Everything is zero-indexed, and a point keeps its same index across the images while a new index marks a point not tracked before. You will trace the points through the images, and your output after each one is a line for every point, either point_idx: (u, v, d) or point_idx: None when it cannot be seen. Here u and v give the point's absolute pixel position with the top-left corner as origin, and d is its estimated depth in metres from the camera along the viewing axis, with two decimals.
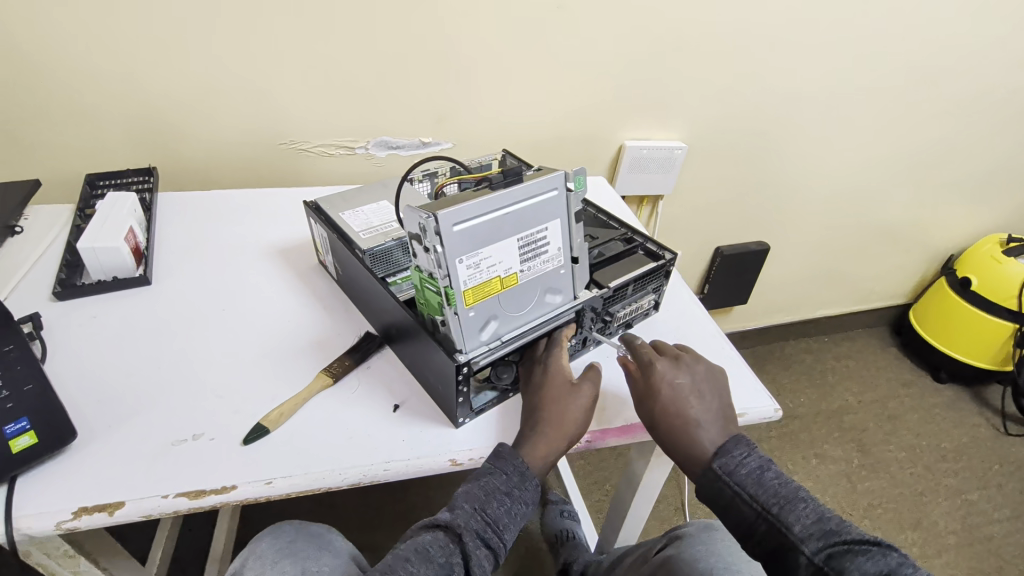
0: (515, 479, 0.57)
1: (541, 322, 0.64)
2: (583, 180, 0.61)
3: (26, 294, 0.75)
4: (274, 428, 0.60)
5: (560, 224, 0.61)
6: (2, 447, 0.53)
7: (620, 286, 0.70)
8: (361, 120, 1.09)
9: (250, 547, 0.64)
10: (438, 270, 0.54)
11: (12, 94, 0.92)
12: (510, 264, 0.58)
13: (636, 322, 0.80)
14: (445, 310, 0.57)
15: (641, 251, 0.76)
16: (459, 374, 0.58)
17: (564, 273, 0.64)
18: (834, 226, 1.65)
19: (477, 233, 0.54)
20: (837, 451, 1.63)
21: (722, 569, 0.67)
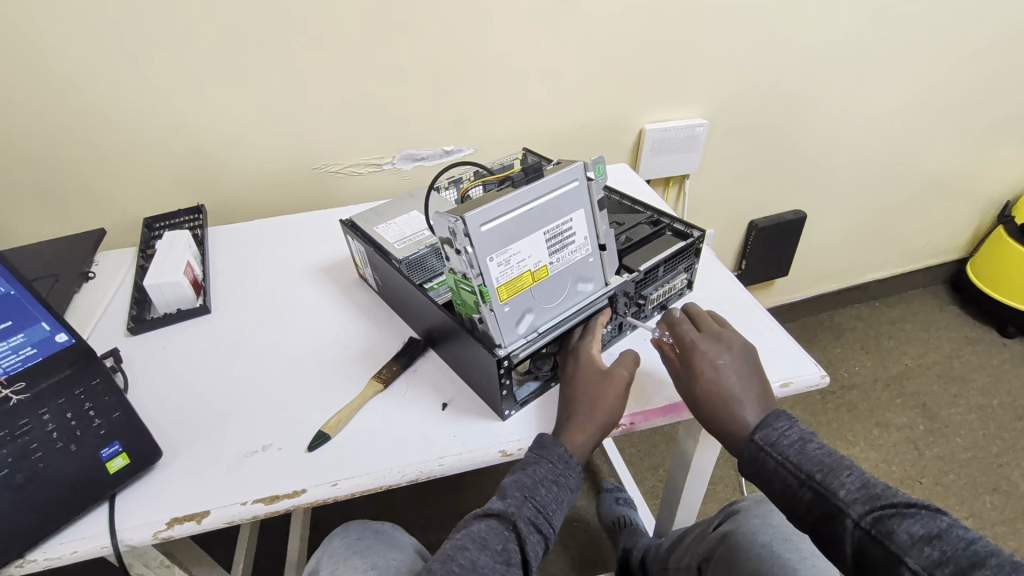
0: (560, 466, 0.59)
1: (574, 311, 0.66)
2: (602, 168, 0.62)
3: (105, 332, 0.83)
4: (335, 434, 0.65)
5: (585, 214, 0.62)
6: (101, 469, 0.60)
7: (651, 268, 0.72)
8: (385, 136, 1.14)
9: (323, 546, 0.68)
10: (470, 271, 0.56)
11: (73, 153, 1.01)
12: (539, 258, 0.60)
13: (671, 303, 0.80)
14: (482, 308, 0.59)
15: (669, 232, 0.77)
16: (500, 367, 0.61)
17: (593, 261, 0.66)
18: (874, 185, 1.59)
19: (505, 231, 0.56)
20: (900, 418, 1.56)
21: (782, 540, 0.68)
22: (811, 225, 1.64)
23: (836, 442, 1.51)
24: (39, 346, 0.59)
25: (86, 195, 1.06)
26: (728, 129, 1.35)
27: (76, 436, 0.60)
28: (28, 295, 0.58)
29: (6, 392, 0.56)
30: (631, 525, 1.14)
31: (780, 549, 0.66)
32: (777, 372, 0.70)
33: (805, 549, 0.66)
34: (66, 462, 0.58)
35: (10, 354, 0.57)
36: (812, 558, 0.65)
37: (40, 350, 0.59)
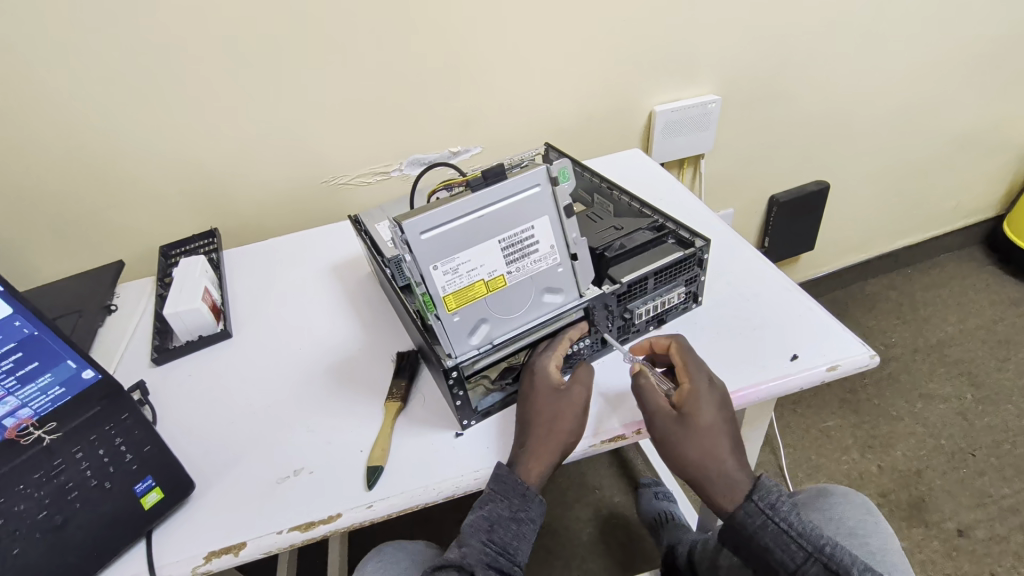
0: (517, 502, 0.57)
1: (537, 323, 0.63)
2: (568, 173, 0.58)
3: (129, 364, 0.82)
4: (384, 464, 0.62)
5: (549, 221, 0.59)
6: (136, 504, 0.59)
7: (638, 280, 0.66)
8: (391, 143, 1.12)
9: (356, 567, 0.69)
10: (413, 277, 0.55)
11: (85, 188, 1.01)
12: (494, 267, 0.58)
13: (671, 317, 0.74)
14: (429, 315, 0.58)
15: (671, 239, 0.72)
16: (448, 378, 0.59)
17: (563, 271, 0.62)
18: (899, 148, 1.52)
19: (451, 238, 0.54)
20: (945, 388, 1.50)
21: (845, 535, 0.60)
22: (835, 195, 1.58)
23: (879, 418, 1.45)
24: (66, 385, 0.58)
25: (101, 229, 1.06)
26: (741, 104, 1.30)
27: (109, 472, 0.59)
28: (54, 336, 0.56)
29: (37, 433, 0.55)
30: (673, 520, 1.11)
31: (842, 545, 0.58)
32: (822, 355, 0.67)
33: (872, 545, 0.58)
34: (102, 500, 0.58)
35: (38, 395, 0.56)
36: (879, 555, 0.57)
37: (68, 389, 0.58)
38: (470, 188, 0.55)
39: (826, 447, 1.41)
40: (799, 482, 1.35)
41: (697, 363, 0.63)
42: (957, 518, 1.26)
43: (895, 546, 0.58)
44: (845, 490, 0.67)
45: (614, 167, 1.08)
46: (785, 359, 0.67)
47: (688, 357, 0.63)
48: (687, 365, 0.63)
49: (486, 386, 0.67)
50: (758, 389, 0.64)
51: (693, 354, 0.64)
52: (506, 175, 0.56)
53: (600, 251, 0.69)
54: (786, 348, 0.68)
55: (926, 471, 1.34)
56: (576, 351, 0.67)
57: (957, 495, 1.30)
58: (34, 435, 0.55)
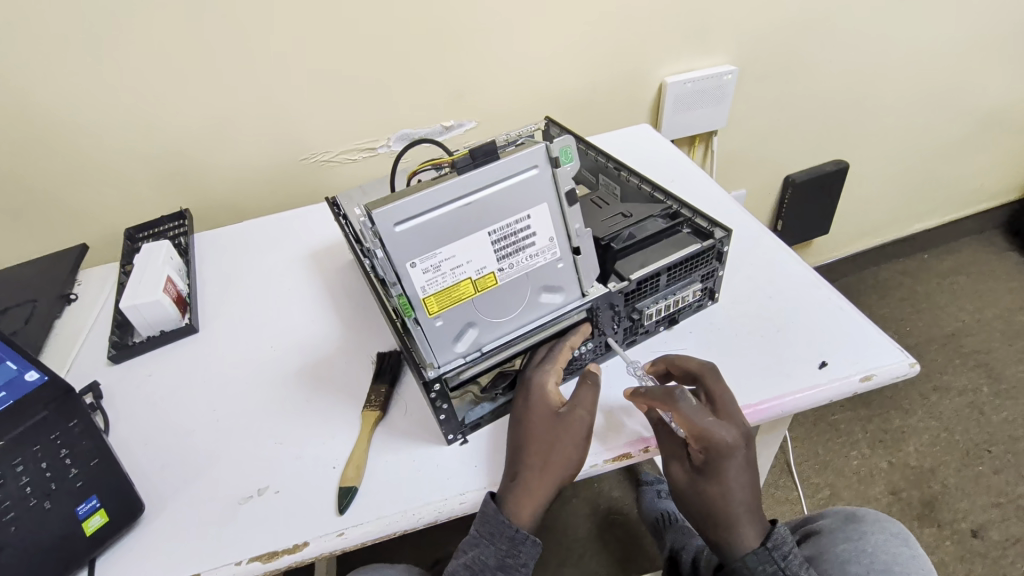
0: (503, 548, 0.52)
1: (533, 326, 0.55)
2: (571, 153, 0.49)
3: (84, 363, 0.75)
4: (359, 484, 0.55)
5: (548, 210, 0.50)
6: (76, 529, 0.52)
7: (649, 276, 0.58)
8: (377, 116, 1.02)
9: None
10: (387, 277, 0.47)
11: (39, 163, 0.91)
12: (483, 263, 0.49)
13: (685, 317, 0.66)
14: (407, 320, 0.50)
15: (687, 229, 0.63)
16: (429, 391, 0.51)
17: (563, 267, 0.54)
18: (926, 126, 1.42)
19: (431, 231, 0.46)
20: (961, 381, 1.43)
21: (881, 573, 0.54)
22: (854, 175, 1.48)
23: (891, 412, 1.39)
24: (7, 389, 0.52)
25: (60, 208, 0.97)
26: (759, 75, 1.19)
27: (52, 489, 0.52)
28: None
29: None
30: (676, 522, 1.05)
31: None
32: (855, 362, 0.59)
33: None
34: (43, 524, 0.50)
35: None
36: None
37: (9, 393, 0.52)
38: (455, 170, 0.47)
39: (836, 441, 1.35)
40: (806, 479, 1.29)
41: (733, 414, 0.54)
42: (971, 518, 1.21)
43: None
44: (876, 515, 0.61)
45: (621, 144, 0.98)
46: (813, 367, 0.59)
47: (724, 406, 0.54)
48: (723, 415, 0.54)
49: (475, 394, 0.59)
50: (782, 400, 0.57)
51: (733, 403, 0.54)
52: (498, 154, 0.47)
53: (606, 242, 0.60)
54: (813, 353, 0.60)
55: (940, 469, 1.28)
56: (577, 356, 0.60)
57: (972, 494, 1.24)
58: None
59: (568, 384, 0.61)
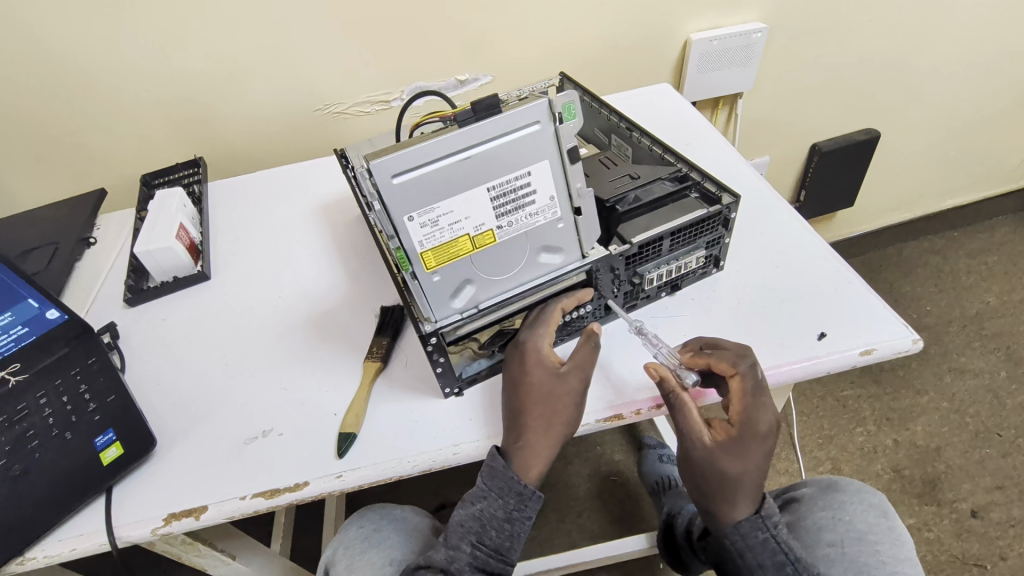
0: (512, 502, 0.53)
1: (531, 285, 0.55)
2: (574, 109, 0.48)
3: (103, 304, 0.77)
4: (358, 431, 0.57)
5: (549, 167, 0.49)
6: (94, 460, 0.55)
7: (652, 240, 0.57)
8: (390, 67, 1.00)
9: (338, 538, 0.73)
10: (384, 230, 0.47)
11: (56, 106, 0.92)
12: (481, 220, 0.49)
13: (687, 283, 0.65)
14: (405, 274, 0.50)
15: (695, 193, 0.62)
16: (426, 344, 0.53)
17: (563, 227, 0.53)
18: (967, 95, 1.34)
19: (429, 185, 0.46)
20: (978, 363, 1.40)
21: (855, 541, 0.58)
22: (886, 146, 1.41)
23: (902, 391, 1.37)
24: (28, 325, 0.56)
25: (78, 153, 0.98)
26: (789, 35, 1.13)
27: (72, 422, 0.56)
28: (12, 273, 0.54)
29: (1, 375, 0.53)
30: (674, 487, 1.07)
31: (851, 552, 0.57)
32: (856, 336, 0.58)
33: (884, 555, 0.56)
34: (60, 451, 0.54)
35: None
36: (889, 566, 0.56)
37: (31, 329, 0.56)
38: (456, 123, 0.46)
39: (841, 417, 1.35)
40: (808, 452, 1.30)
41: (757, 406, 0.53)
42: (972, 499, 1.21)
43: (908, 556, 0.57)
44: (857, 486, 0.64)
45: (639, 103, 0.95)
46: (812, 339, 0.58)
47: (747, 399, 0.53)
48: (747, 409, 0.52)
49: (473, 349, 0.59)
50: (778, 370, 0.56)
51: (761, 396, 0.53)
52: (500, 108, 0.46)
53: (610, 204, 0.59)
54: (814, 325, 0.59)
55: (945, 449, 1.28)
56: (576, 317, 0.60)
57: (976, 476, 1.24)
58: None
59: (566, 344, 0.61)
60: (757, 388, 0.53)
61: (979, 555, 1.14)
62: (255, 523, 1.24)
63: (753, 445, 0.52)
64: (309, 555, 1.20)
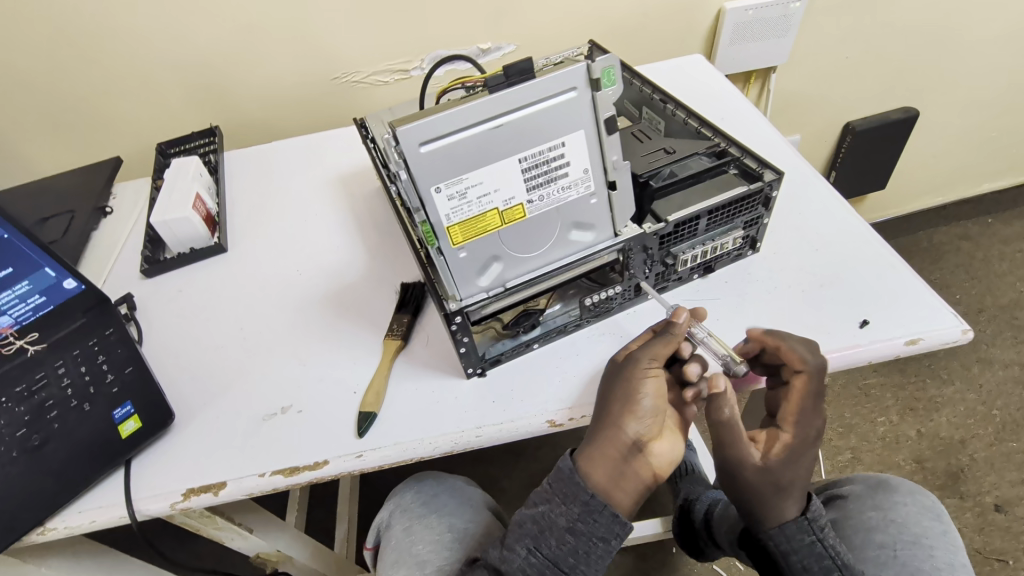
0: (578, 510, 0.49)
1: (561, 264, 0.53)
2: (615, 75, 0.44)
3: (120, 275, 0.76)
4: (378, 411, 0.55)
5: (584, 138, 0.46)
6: (112, 432, 0.55)
7: (687, 219, 0.54)
8: (411, 34, 0.96)
9: (395, 501, 0.73)
10: (410, 203, 0.45)
11: (69, 69, 0.90)
12: (511, 194, 0.47)
13: (722, 265, 0.62)
14: (430, 250, 0.48)
15: (734, 170, 0.59)
16: (450, 324, 0.51)
17: (596, 203, 0.50)
18: (1016, 72, 1.26)
19: (458, 155, 0.43)
20: (1009, 354, 1.36)
21: (907, 544, 0.56)
22: (925, 124, 1.35)
23: (927, 381, 1.34)
24: (46, 294, 0.55)
25: (93, 120, 0.96)
26: (830, 4, 1.07)
27: (89, 394, 0.55)
28: (25, 239, 0.53)
29: (20, 344, 0.53)
30: (692, 472, 1.05)
31: (902, 555, 0.55)
32: (901, 324, 0.55)
33: (938, 559, 0.54)
34: (79, 422, 0.54)
35: (16, 303, 0.53)
36: (945, 571, 0.53)
37: (49, 298, 0.55)
38: (486, 89, 0.43)
39: (863, 405, 1.32)
40: (828, 440, 1.28)
41: (812, 412, 0.51)
42: (996, 492, 1.18)
43: (962, 562, 0.55)
44: (911, 487, 0.62)
45: (670, 74, 0.90)
46: (854, 326, 0.55)
47: (813, 401, 0.51)
48: (803, 412, 0.51)
49: (497, 330, 0.59)
50: None
51: (821, 399, 0.51)
52: (534, 73, 0.43)
53: (645, 180, 0.56)
54: (855, 312, 0.56)
55: (970, 441, 1.25)
56: (605, 299, 0.58)
57: (1002, 469, 1.21)
58: (14, 346, 0.53)
59: (594, 328, 0.59)
60: (820, 393, 0.51)
61: (1001, 549, 1.12)
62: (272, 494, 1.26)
63: (806, 451, 0.51)
64: (325, 528, 1.21)
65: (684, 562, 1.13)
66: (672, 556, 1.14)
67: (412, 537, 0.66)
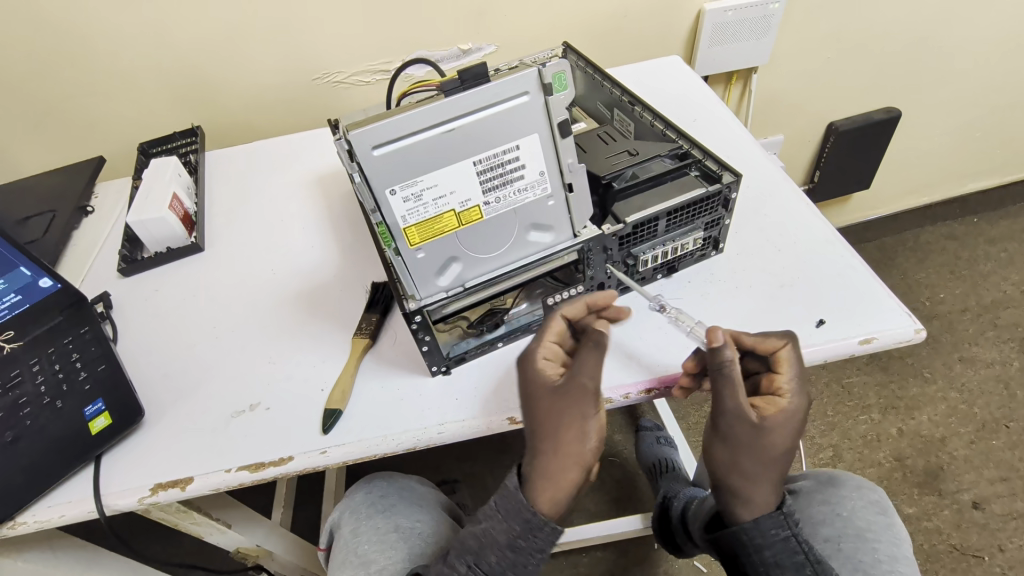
0: (517, 529, 0.49)
1: (521, 264, 0.54)
2: (566, 80, 0.45)
3: (98, 274, 0.77)
4: (344, 408, 0.56)
5: (539, 141, 0.47)
6: (83, 428, 0.56)
7: (647, 220, 0.55)
8: (392, 35, 0.97)
9: (345, 501, 0.74)
10: (366, 205, 0.45)
11: (52, 70, 0.91)
12: (467, 195, 0.47)
13: (685, 265, 0.63)
14: (388, 251, 0.49)
15: (696, 172, 0.60)
16: (410, 322, 0.51)
17: (553, 205, 0.51)
18: (998, 73, 1.28)
19: (411, 158, 0.44)
20: (991, 353, 1.37)
21: (852, 537, 0.58)
22: (907, 125, 1.36)
23: (909, 379, 1.35)
24: (22, 293, 0.58)
25: (77, 120, 0.97)
26: (810, 4, 1.07)
27: (63, 391, 0.57)
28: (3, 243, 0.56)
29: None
30: (673, 470, 1.08)
31: (846, 548, 0.57)
32: (856, 324, 0.56)
33: (881, 552, 0.56)
34: (51, 418, 0.55)
35: None
36: (886, 564, 0.55)
37: (24, 297, 0.58)
38: (442, 93, 0.44)
39: (845, 404, 1.33)
40: (810, 438, 1.29)
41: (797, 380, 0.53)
42: (974, 490, 1.20)
43: (904, 554, 0.56)
44: (859, 481, 0.63)
45: (647, 76, 0.91)
46: (811, 325, 0.56)
47: (794, 376, 0.52)
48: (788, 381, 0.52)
49: (463, 329, 0.60)
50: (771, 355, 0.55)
51: (796, 369, 0.53)
52: (488, 78, 0.44)
53: (607, 181, 0.58)
54: (813, 312, 0.57)
55: (950, 439, 1.26)
56: (567, 299, 0.59)
57: (980, 467, 1.22)
58: None
59: None
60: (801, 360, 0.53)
61: (978, 546, 1.13)
62: (257, 491, 1.27)
63: (796, 417, 0.52)
64: (310, 524, 1.23)
65: (665, 558, 1.14)
66: (653, 552, 1.15)
67: (358, 537, 0.67)
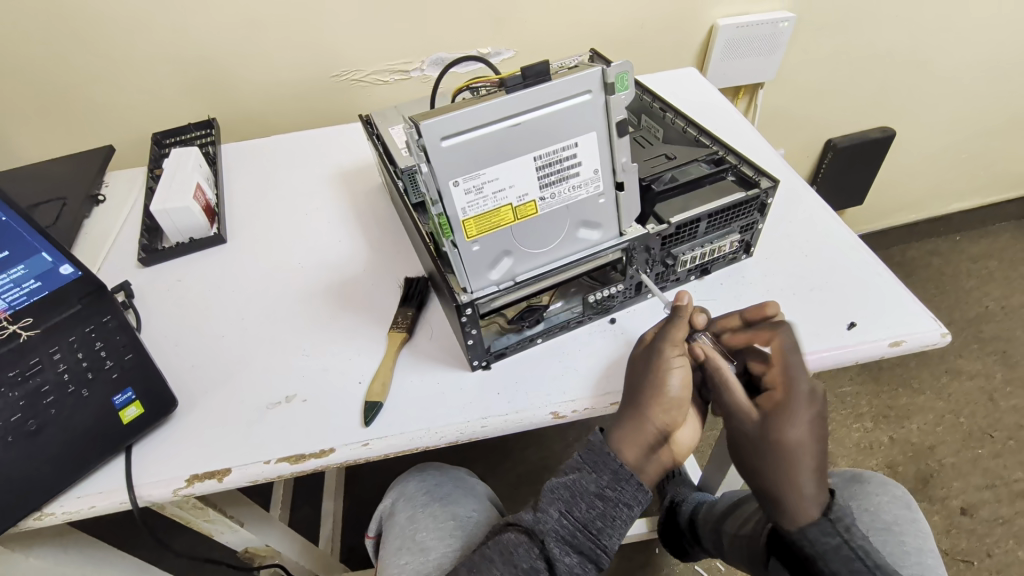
0: (607, 478, 0.50)
1: (568, 260, 0.54)
2: (628, 81, 0.46)
3: (115, 263, 0.75)
4: (384, 401, 0.56)
5: (596, 140, 0.48)
6: (114, 417, 0.54)
7: (689, 221, 0.57)
8: (413, 36, 0.97)
9: (399, 489, 0.73)
10: (428, 195, 0.46)
11: (66, 54, 0.88)
12: (525, 190, 0.48)
13: (717, 267, 0.65)
14: (444, 243, 0.49)
15: (732, 177, 0.61)
16: (461, 315, 0.52)
17: (604, 203, 0.52)
18: (984, 98, 1.34)
19: (476, 150, 0.44)
20: (975, 365, 1.43)
21: (879, 530, 0.59)
22: (899, 144, 1.41)
23: (899, 389, 1.40)
24: (42, 279, 0.55)
25: (87, 107, 0.95)
26: (817, 24, 1.11)
27: (88, 379, 0.55)
28: (23, 223, 0.53)
29: (14, 329, 0.53)
30: (678, 475, 1.09)
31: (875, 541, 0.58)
32: (886, 326, 0.58)
33: (908, 545, 0.57)
34: (77, 407, 0.53)
35: (11, 287, 0.53)
36: (917, 555, 0.56)
37: (44, 284, 0.55)
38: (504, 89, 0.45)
39: (839, 412, 1.37)
40: None
41: (793, 369, 0.49)
42: (962, 497, 1.24)
43: (931, 547, 0.58)
44: (882, 479, 0.66)
45: (666, 86, 0.94)
46: (843, 328, 0.58)
47: (783, 365, 0.49)
48: (785, 371, 0.49)
49: (501, 325, 0.60)
50: (809, 357, 0.56)
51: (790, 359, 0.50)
52: (550, 76, 0.45)
53: (648, 183, 0.59)
54: (844, 315, 0.59)
55: (939, 448, 1.31)
56: (607, 297, 0.60)
57: (967, 475, 1.27)
58: (9, 330, 0.53)
59: (595, 325, 0.61)
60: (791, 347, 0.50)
61: (967, 551, 1.17)
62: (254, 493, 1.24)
63: (795, 409, 0.48)
64: (309, 527, 1.20)
65: (668, 562, 1.15)
66: (655, 556, 1.16)
67: (417, 524, 0.66)
